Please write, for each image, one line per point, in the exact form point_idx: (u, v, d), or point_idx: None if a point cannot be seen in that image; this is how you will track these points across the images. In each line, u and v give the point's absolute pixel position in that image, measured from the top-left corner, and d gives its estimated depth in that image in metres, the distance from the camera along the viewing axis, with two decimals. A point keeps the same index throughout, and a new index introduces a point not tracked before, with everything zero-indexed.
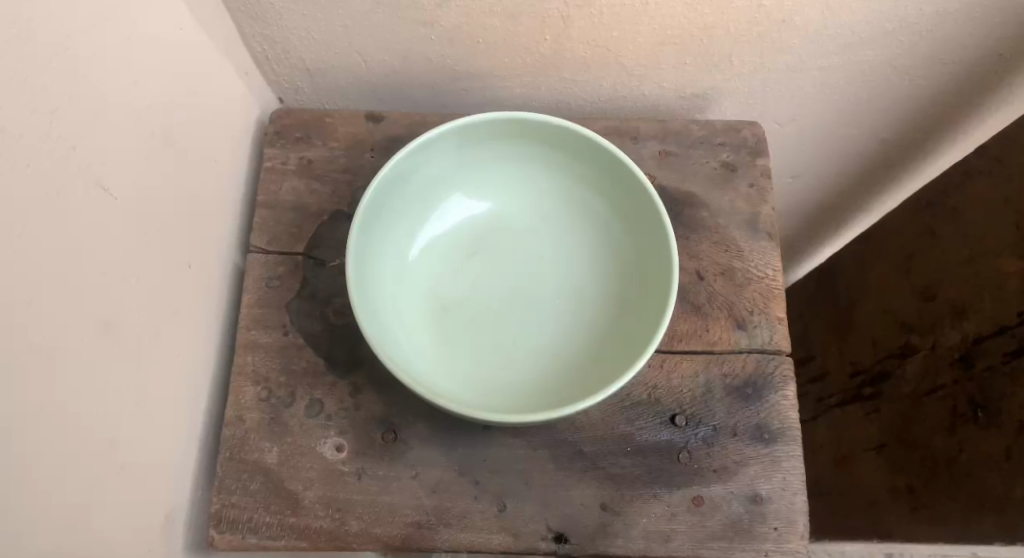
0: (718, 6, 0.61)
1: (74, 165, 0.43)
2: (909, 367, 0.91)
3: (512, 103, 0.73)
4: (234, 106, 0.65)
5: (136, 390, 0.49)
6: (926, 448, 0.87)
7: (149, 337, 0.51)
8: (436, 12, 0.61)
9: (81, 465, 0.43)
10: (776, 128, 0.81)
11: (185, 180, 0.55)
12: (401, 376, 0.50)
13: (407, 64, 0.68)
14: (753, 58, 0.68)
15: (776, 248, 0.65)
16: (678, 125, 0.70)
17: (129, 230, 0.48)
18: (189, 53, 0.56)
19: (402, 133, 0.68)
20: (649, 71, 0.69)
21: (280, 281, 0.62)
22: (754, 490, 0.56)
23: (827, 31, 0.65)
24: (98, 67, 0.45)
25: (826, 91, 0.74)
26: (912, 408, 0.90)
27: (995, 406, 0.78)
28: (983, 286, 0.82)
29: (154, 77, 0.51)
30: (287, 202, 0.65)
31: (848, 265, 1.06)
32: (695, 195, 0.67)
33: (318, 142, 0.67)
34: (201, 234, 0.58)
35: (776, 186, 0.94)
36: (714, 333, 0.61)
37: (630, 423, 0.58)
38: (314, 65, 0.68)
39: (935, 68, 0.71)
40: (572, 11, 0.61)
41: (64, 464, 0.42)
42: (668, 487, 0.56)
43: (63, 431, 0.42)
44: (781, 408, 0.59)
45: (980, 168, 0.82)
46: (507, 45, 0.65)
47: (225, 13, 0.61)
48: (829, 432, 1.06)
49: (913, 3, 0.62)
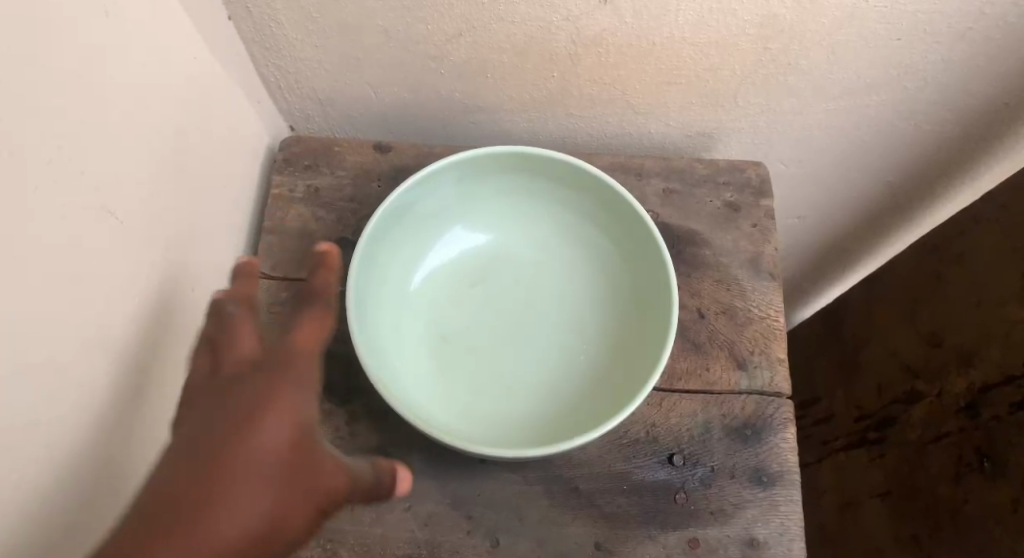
0: (724, 48, 0.62)
1: (81, 187, 0.43)
2: (914, 413, 0.88)
3: (520, 137, 0.74)
4: (245, 135, 0.66)
5: (134, 409, 0.49)
6: (932, 496, 0.83)
7: (147, 359, 0.51)
8: (446, 47, 0.62)
9: (81, 483, 0.44)
10: (781, 168, 0.81)
11: (189, 203, 0.56)
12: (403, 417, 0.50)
13: (417, 96, 0.69)
14: (758, 99, 0.69)
15: (777, 288, 0.65)
16: (683, 163, 0.70)
17: (135, 252, 0.49)
18: (202, 81, 0.58)
19: (408, 163, 0.69)
20: (655, 109, 0.70)
21: (281, 306, 0.63)
22: (751, 534, 0.55)
23: (830, 75, 0.66)
24: (110, 93, 0.46)
25: (832, 134, 0.75)
26: (918, 455, 0.87)
27: (1000, 457, 0.74)
28: (989, 333, 0.78)
29: (165, 105, 0.52)
30: (292, 228, 0.66)
31: (852, 304, 1.06)
32: (698, 233, 0.67)
33: (326, 170, 0.68)
34: (205, 259, 0.59)
35: (779, 226, 0.95)
36: (714, 372, 0.61)
37: (627, 461, 0.58)
38: (326, 95, 0.69)
39: (940, 114, 0.71)
40: (579, 49, 0.62)
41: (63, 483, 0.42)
42: (663, 528, 0.56)
43: (62, 449, 0.42)
44: (780, 451, 0.58)
45: (987, 215, 0.81)
46: (515, 80, 0.66)
47: (240, 42, 0.63)
48: (833, 478, 1.03)
49: (916, 49, 0.63)
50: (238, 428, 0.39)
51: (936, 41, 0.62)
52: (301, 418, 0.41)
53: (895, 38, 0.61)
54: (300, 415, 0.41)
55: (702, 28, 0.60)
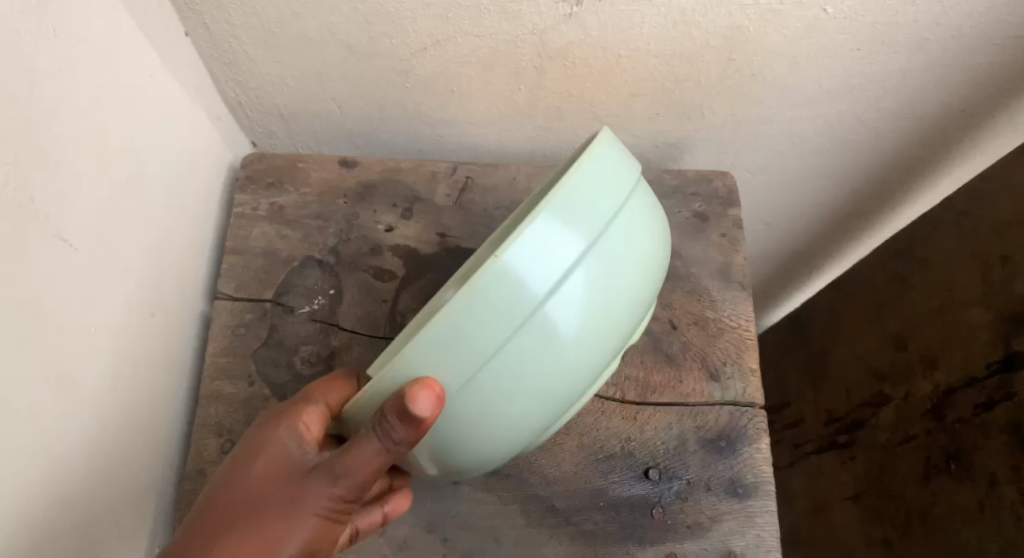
0: (689, 59, 0.62)
1: (32, 215, 0.41)
2: (883, 416, 0.89)
3: (488, 149, 0.73)
4: (205, 153, 0.64)
5: (95, 444, 0.48)
6: (902, 498, 0.84)
7: (108, 391, 0.49)
8: (412, 61, 0.61)
9: (46, 523, 0.42)
10: (748, 177, 0.82)
11: (149, 227, 0.54)
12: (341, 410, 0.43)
13: (382, 111, 0.68)
14: (723, 110, 0.69)
15: (747, 298, 0.65)
16: (651, 175, 0.70)
17: (90, 281, 0.47)
18: (157, 100, 0.56)
19: (375, 179, 0.68)
20: (623, 120, 0.70)
21: (247, 329, 0.61)
22: (728, 546, 0.55)
23: (795, 86, 0.66)
24: (59, 116, 0.44)
25: (796, 143, 0.76)
26: (887, 457, 0.88)
27: (966, 458, 0.76)
28: (953, 335, 0.80)
29: (119, 125, 0.50)
30: (257, 248, 0.65)
31: (820, 308, 1.07)
32: (669, 244, 0.67)
33: (291, 188, 0.67)
34: (167, 283, 0.57)
35: (747, 234, 0.95)
36: (687, 385, 0.61)
37: (603, 476, 0.57)
38: (289, 111, 0.67)
39: (902, 123, 0.72)
40: (546, 62, 0.62)
41: (26, 525, 0.40)
42: (640, 544, 0.55)
43: (25, 490, 0.40)
44: (755, 461, 0.58)
45: (947, 219, 0.83)
46: (482, 93, 0.65)
47: (199, 59, 0.61)
48: (805, 482, 1.05)
49: (877, 60, 0.64)
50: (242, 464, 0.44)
51: (894, 52, 0.63)
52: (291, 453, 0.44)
53: (855, 48, 0.62)
54: (286, 450, 0.44)
55: (666, 40, 0.60)
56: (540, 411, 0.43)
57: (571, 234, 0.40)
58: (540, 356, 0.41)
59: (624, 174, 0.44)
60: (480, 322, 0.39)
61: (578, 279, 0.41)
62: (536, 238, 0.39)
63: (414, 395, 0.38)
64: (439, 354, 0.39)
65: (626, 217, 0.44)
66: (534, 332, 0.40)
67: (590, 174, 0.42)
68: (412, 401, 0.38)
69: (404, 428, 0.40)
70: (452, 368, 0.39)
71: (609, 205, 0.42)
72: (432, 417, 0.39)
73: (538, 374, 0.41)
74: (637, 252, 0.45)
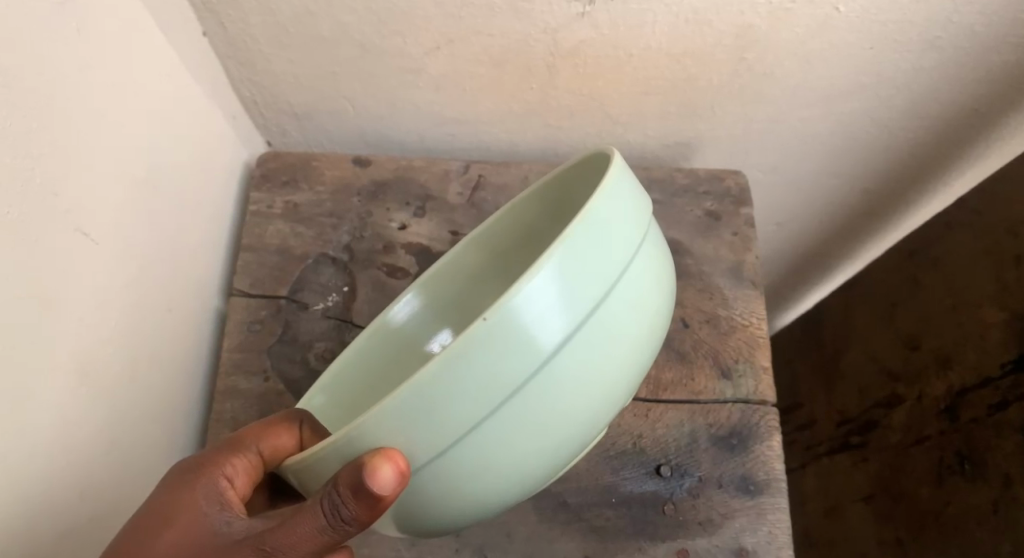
0: (701, 57, 0.62)
1: (53, 210, 0.42)
2: (895, 417, 0.89)
3: (500, 148, 0.74)
4: (221, 152, 0.65)
5: (113, 436, 0.48)
6: (916, 499, 0.84)
7: (125, 384, 0.50)
8: (424, 59, 0.62)
9: (67, 511, 0.43)
10: (759, 176, 0.82)
11: (165, 226, 0.55)
12: (292, 469, 0.40)
13: (395, 110, 0.68)
14: (734, 109, 0.69)
15: (759, 296, 0.65)
16: (662, 173, 0.71)
17: (108, 275, 0.48)
18: (175, 99, 0.57)
19: (388, 177, 0.68)
20: (634, 119, 0.70)
21: (262, 325, 0.62)
22: (739, 543, 0.55)
23: (806, 84, 0.66)
24: (78, 116, 0.45)
25: (808, 142, 0.75)
26: (900, 457, 0.87)
27: (980, 458, 0.75)
28: (966, 336, 0.79)
29: (139, 125, 0.51)
30: (271, 245, 0.65)
31: (833, 309, 1.07)
32: (680, 242, 0.67)
33: (305, 186, 0.68)
34: (183, 280, 0.58)
35: (758, 234, 0.95)
36: (698, 382, 0.61)
37: (615, 473, 0.58)
38: (303, 109, 0.68)
39: (914, 122, 0.72)
40: (557, 60, 0.62)
41: (48, 512, 0.41)
42: (652, 540, 0.55)
43: (46, 478, 0.41)
44: (766, 459, 0.58)
45: (959, 218, 0.83)
46: (493, 92, 0.66)
47: (215, 58, 0.61)
48: (817, 483, 1.04)
49: (888, 58, 0.63)
50: (162, 525, 0.41)
51: (905, 50, 0.63)
52: (208, 535, 0.41)
53: (868, 46, 0.62)
54: (204, 532, 0.41)
55: (678, 38, 0.60)
56: (509, 473, 0.41)
57: (578, 288, 0.39)
58: (522, 415, 0.39)
59: (636, 226, 0.44)
60: (470, 378, 0.36)
61: (576, 336, 0.39)
62: (544, 286, 0.37)
63: (376, 466, 0.36)
64: (430, 398, 0.36)
65: (631, 273, 0.43)
66: (525, 386, 0.38)
67: (604, 221, 0.41)
68: (373, 473, 0.35)
69: (357, 506, 0.36)
70: (440, 413, 0.37)
71: (609, 261, 0.41)
72: (391, 495, 0.36)
73: (516, 433, 0.40)
74: (636, 308, 0.44)
